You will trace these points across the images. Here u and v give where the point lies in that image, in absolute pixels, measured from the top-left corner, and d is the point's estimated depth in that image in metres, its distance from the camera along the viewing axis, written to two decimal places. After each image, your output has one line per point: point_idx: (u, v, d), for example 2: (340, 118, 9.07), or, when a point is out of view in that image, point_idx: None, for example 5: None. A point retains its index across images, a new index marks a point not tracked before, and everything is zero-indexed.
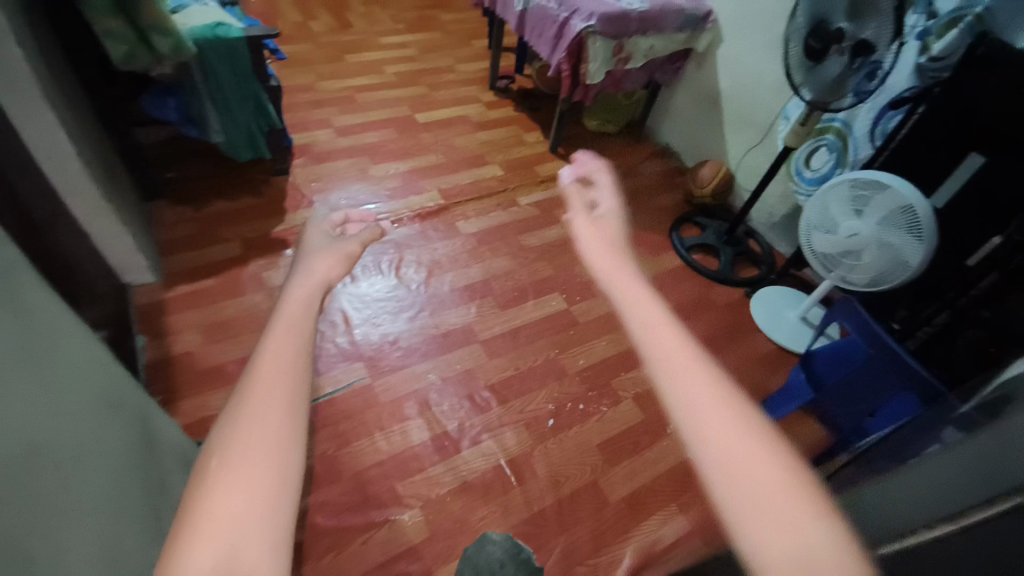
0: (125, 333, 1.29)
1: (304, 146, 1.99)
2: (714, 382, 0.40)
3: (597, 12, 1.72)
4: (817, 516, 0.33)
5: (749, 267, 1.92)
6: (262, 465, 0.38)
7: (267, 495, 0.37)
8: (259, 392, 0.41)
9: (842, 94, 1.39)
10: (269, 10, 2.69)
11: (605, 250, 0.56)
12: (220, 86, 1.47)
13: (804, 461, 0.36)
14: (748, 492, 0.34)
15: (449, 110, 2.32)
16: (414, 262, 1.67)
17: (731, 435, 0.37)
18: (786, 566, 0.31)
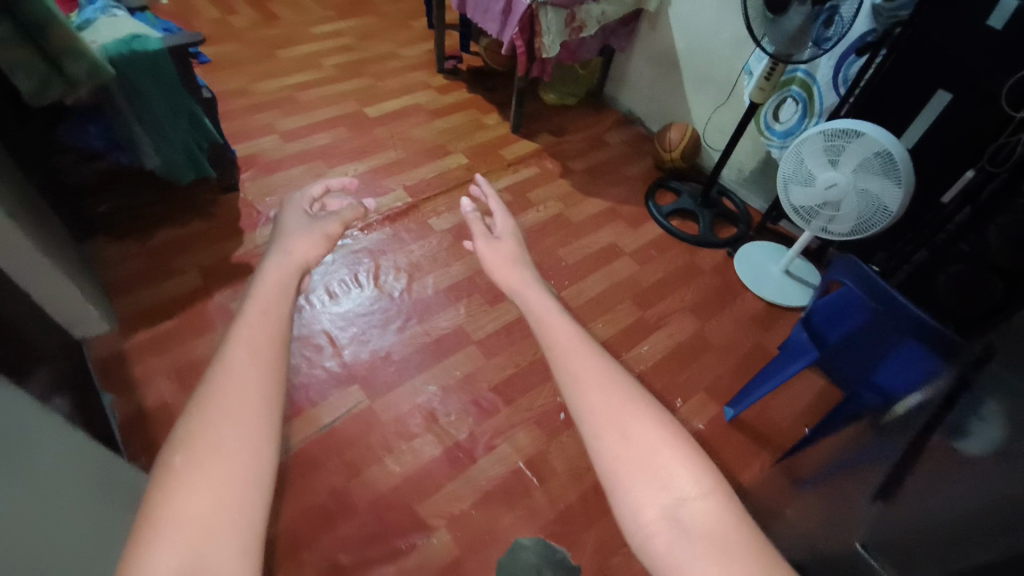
0: (88, 394, 1.16)
1: (250, 157, 1.84)
2: (609, 378, 0.58)
3: None
4: (675, 463, 0.50)
5: (728, 226, 1.92)
6: (231, 471, 0.44)
7: (232, 501, 0.43)
8: (227, 404, 0.47)
9: (805, 45, 1.36)
10: (181, 9, 2.45)
11: (506, 264, 0.82)
12: (147, 104, 1.31)
13: (682, 435, 0.53)
14: (626, 451, 0.51)
15: (400, 100, 2.20)
16: (392, 268, 1.59)
17: (619, 415, 0.54)
18: (648, 496, 0.49)
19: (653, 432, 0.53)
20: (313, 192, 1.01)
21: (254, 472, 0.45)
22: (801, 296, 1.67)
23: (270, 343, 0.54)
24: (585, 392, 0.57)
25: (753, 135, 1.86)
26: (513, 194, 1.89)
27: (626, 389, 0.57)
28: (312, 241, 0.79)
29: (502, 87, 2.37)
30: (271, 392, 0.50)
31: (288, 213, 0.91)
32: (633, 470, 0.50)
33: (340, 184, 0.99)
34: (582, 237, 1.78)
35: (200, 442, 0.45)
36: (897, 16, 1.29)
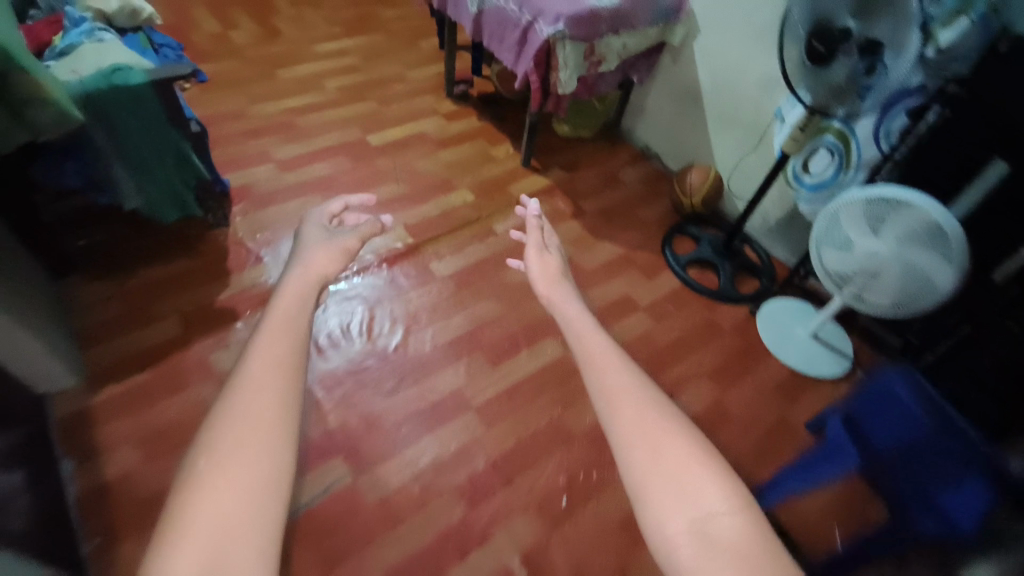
0: (46, 465, 1.07)
1: (243, 188, 1.74)
2: (637, 388, 0.56)
3: (564, 14, 1.52)
4: (708, 477, 0.47)
5: (748, 279, 1.81)
6: (250, 465, 0.42)
7: (250, 495, 0.41)
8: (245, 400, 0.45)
9: (853, 101, 1.22)
10: (185, 25, 2.40)
11: (550, 276, 0.92)
12: (128, 143, 1.20)
13: (698, 442, 0.50)
14: (654, 467, 0.48)
15: (405, 127, 2.11)
16: (388, 316, 1.48)
17: (646, 428, 0.51)
18: (677, 507, 0.45)
19: (682, 445, 0.50)
20: (331, 208, 0.97)
21: (269, 466, 0.43)
22: (828, 366, 1.57)
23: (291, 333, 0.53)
24: (619, 403, 0.54)
25: (780, 186, 1.75)
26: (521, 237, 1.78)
27: (649, 399, 0.54)
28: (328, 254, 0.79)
29: (513, 116, 2.27)
30: (289, 385, 0.48)
31: (307, 226, 0.90)
32: (653, 477, 0.47)
33: (365, 200, 0.99)
34: (593, 288, 1.68)
35: (223, 440, 0.43)
36: (951, 71, 1.20)
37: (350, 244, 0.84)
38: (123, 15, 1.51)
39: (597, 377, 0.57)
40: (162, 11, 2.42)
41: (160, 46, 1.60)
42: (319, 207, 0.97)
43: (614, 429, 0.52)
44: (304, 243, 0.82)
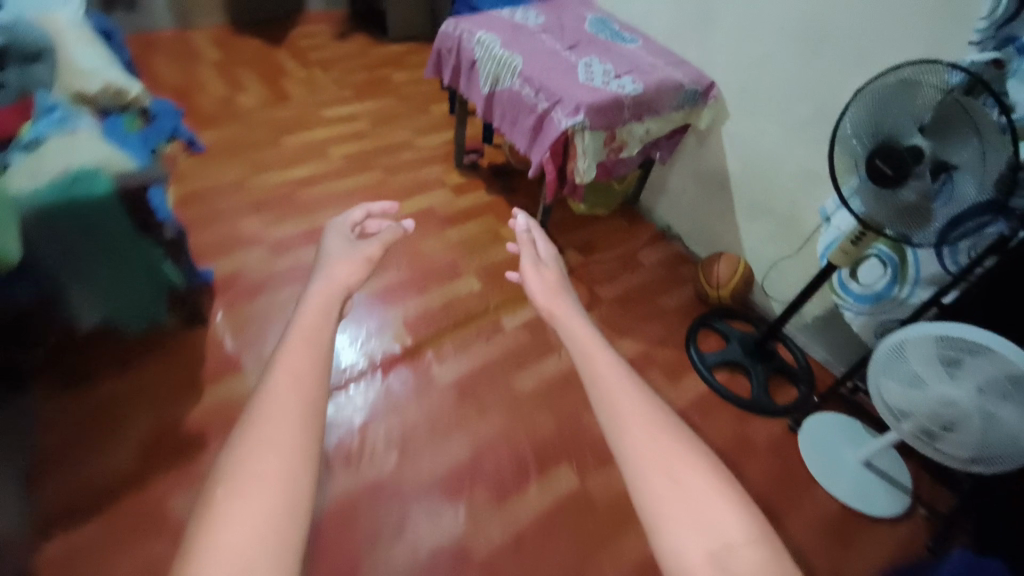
0: None
1: (230, 275, 1.59)
2: (650, 411, 0.54)
3: (586, 102, 1.42)
4: (730, 508, 0.46)
5: (784, 385, 1.63)
6: (270, 491, 0.40)
7: (270, 520, 0.39)
8: (264, 428, 0.44)
9: (926, 227, 1.05)
10: (187, 86, 2.32)
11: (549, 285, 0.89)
12: (94, 253, 1.08)
13: (715, 466, 0.49)
14: (673, 494, 0.47)
15: (411, 201, 1.98)
16: (380, 438, 1.33)
17: (665, 454, 0.49)
18: (694, 532, 0.45)
19: (706, 479, 0.48)
20: (353, 218, 0.91)
21: (287, 494, 0.41)
22: (886, 502, 1.40)
23: (312, 347, 0.53)
24: (630, 430, 0.51)
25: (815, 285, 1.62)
26: (532, 334, 1.63)
27: (661, 430, 0.52)
28: (351, 264, 0.76)
29: (526, 188, 2.14)
30: (310, 409, 0.47)
31: (329, 240, 0.84)
32: (674, 517, 0.46)
33: (388, 209, 0.95)
34: None
35: (250, 459, 0.42)
36: None
37: (372, 251, 0.79)
38: (106, 96, 1.42)
39: (603, 404, 0.55)
40: (166, 73, 2.36)
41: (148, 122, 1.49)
42: (339, 217, 0.93)
43: (628, 451, 0.51)
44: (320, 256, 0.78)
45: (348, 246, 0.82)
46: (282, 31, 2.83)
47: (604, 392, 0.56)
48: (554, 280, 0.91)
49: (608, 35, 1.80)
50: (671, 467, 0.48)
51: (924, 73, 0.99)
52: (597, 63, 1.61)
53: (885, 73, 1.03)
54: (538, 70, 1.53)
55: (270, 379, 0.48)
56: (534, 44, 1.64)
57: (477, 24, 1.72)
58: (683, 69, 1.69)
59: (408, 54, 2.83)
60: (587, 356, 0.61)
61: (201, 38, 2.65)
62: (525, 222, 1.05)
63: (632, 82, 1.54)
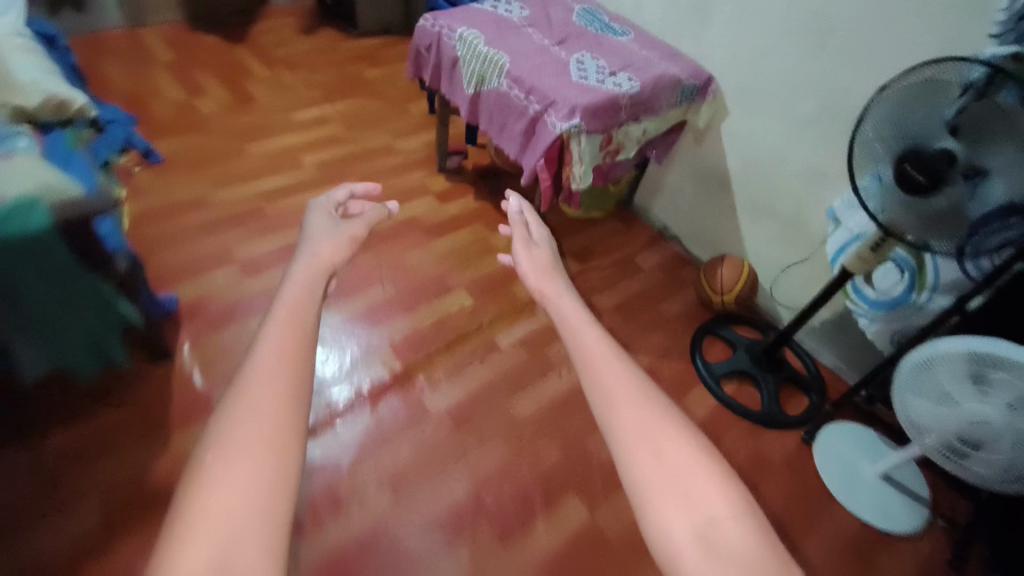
0: None
1: (196, 303, 1.46)
2: (636, 383, 0.49)
3: (581, 104, 1.31)
4: (715, 483, 0.42)
5: (794, 396, 1.57)
6: (258, 453, 0.37)
7: (257, 489, 0.35)
8: (242, 397, 0.39)
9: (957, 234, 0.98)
10: (139, 91, 2.14)
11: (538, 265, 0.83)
12: (33, 296, 0.93)
13: (699, 439, 0.45)
14: (657, 468, 0.43)
15: (393, 211, 1.85)
16: (373, 479, 1.22)
17: (650, 425, 0.45)
18: (678, 504, 0.41)
19: (690, 452, 0.44)
20: (334, 198, 0.86)
21: (272, 487, 0.36)
22: (907, 518, 1.35)
23: (299, 314, 0.49)
24: (618, 405, 0.47)
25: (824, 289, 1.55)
26: (530, 352, 1.53)
27: (648, 404, 0.47)
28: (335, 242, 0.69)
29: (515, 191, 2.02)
30: (293, 394, 0.41)
31: (311, 218, 0.78)
32: (659, 489, 0.42)
33: (371, 190, 0.89)
34: None
35: (232, 426, 0.38)
36: None
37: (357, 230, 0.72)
38: (46, 109, 1.28)
39: (592, 379, 0.50)
40: (118, 77, 2.17)
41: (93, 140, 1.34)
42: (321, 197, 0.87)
43: (607, 418, 0.47)
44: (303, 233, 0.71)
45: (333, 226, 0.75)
46: (243, 27, 2.64)
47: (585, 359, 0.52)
48: (545, 263, 0.84)
49: (597, 27, 1.68)
50: (657, 440, 0.44)
51: (945, 71, 0.91)
52: (589, 60, 1.50)
53: (903, 75, 0.95)
54: (528, 71, 1.42)
55: (250, 359, 0.43)
56: (520, 40, 1.52)
57: (457, 19, 1.59)
58: (680, 63, 1.58)
59: (380, 48, 2.67)
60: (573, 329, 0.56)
61: (154, 37, 2.46)
62: (519, 205, 0.97)
63: (628, 80, 1.44)
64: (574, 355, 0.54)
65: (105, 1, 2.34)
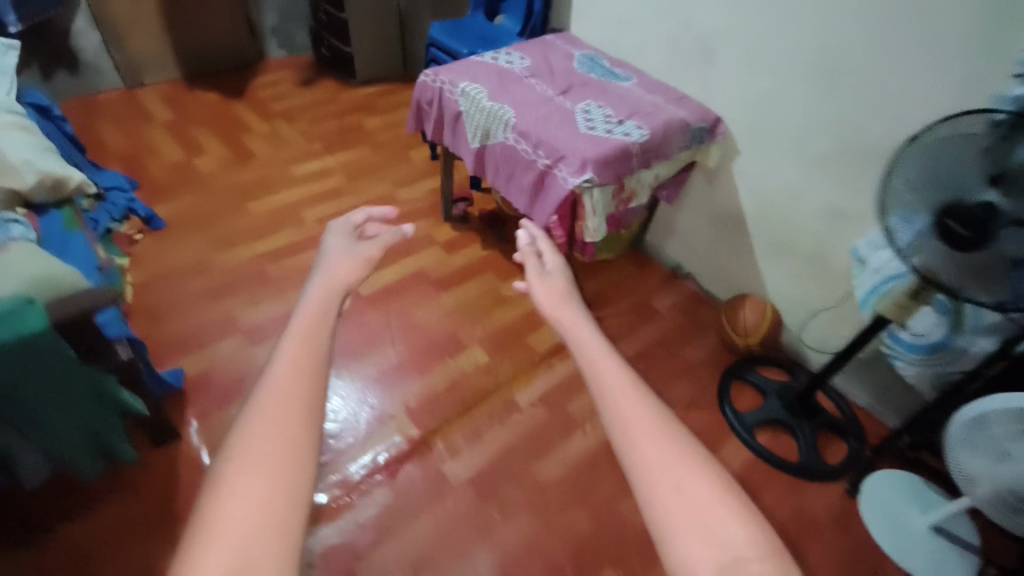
0: None
1: (202, 376, 1.42)
2: (650, 413, 0.49)
3: (592, 157, 1.28)
4: (734, 519, 0.42)
5: (828, 440, 1.50)
6: (274, 470, 0.40)
7: (275, 504, 0.38)
8: (260, 416, 0.43)
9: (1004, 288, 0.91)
10: (139, 153, 2.13)
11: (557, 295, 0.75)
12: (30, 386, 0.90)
13: (719, 473, 0.45)
14: (675, 501, 0.43)
15: (401, 265, 1.81)
16: (394, 564, 1.15)
17: (669, 460, 0.45)
18: (696, 540, 0.41)
19: (708, 483, 0.44)
20: (350, 221, 0.77)
21: (287, 493, 0.39)
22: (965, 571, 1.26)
23: (313, 337, 0.51)
24: (637, 438, 0.47)
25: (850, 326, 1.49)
26: (551, 408, 1.47)
27: (668, 435, 0.47)
28: (351, 261, 0.67)
29: None
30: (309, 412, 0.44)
31: (328, 237, 0.76)
32: (676, 524, 0.42)
33: (390, 214, 0.77)
34: None
35: (250, 447, 0.41)
36: None
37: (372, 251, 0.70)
38: (42, 189, 1.27)
39: (610, 410, 0.50)
40: (119, 141, 2.17)
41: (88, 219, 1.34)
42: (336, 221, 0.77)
43: (623, 448, 0.47)
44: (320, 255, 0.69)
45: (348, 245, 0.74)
46: (241, 82, 2.65)
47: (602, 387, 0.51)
48: (566, 284, 0.79)
49: (599, 73, 1.67)
50: (674, 474, 0.44)
51: (975, 126, 0.91)
52: (596, 109, 1.48)
53: (935, 127, 0.93)
54: (534, 123, 1.39)
55: (269, 378, 0.46)
56: (524, 92, 1.50)
57: (458, 73, 1.56)
58: (686, 106, 1.56)
59: (379, 97, 2.68)
60: (586, 354, 0.56)
61: (154, 97, 2.46)
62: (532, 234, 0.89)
63: (638, 127, 1.42)
64: (591, 380, 0.54)
65: (104, 65, 2.39)
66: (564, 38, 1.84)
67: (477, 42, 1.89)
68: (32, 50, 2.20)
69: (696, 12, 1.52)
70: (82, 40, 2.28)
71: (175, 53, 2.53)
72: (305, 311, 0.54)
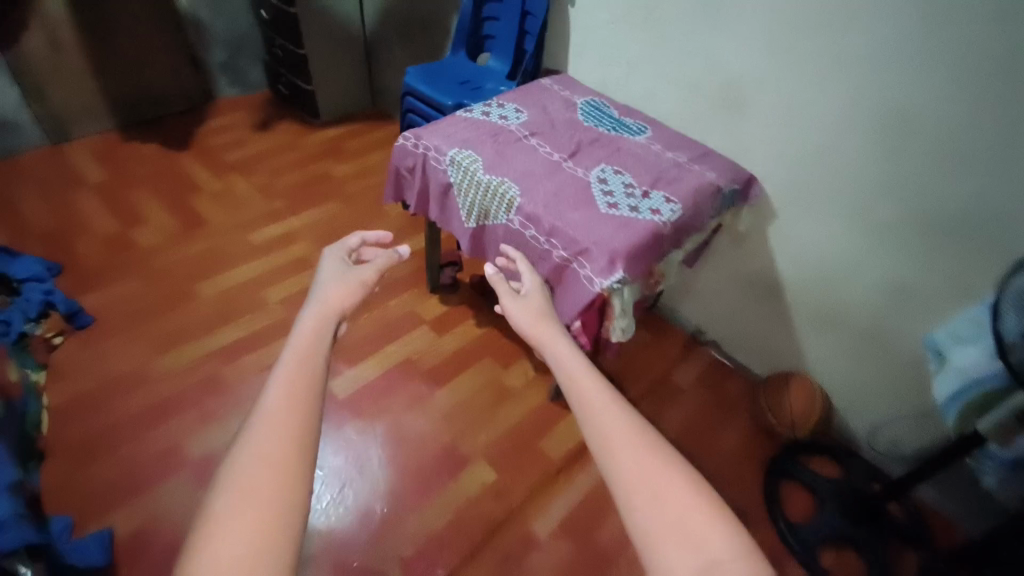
0: None
1: (140, 535, 1.16)
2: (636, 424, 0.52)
3: (621, 250, 1.05)
4: (712, 530, 0.45)
5: (897, 553, 1.28)
6: (257, 502, 0.43)
7: (265, 530, 0.42)
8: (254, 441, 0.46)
9: None
10: (68, 228, 1.83)
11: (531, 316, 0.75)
12: None
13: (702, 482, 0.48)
14: (649, 507, 0.47)
15: (383, 354, 1.55)
16: None
17: (651, 470, 0.49)
18: (674, 550, 0.44)
19: (685, 492, 0.47)
20: (343, 251, 0.81)
21: (274, 529, 0.42)
22: None
23: (307, 363, 0.54)
24: (619, 455, 0.49)
25: (915, 415, 1.30)
26: (577, 537, 1.23)
27: (646, 443, 0.51)
28: (345, 287, 0.69)
29: None
30: (302, 442, 0.47)
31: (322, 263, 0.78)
32: (658, 531, 0.45)
33: (384, 239, 0.85)
34: None
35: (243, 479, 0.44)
36: None
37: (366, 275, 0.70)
38: None
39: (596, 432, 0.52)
40: (44, 216, 1.87)
41: None
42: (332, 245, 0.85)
43: (603, 457, 0.50)
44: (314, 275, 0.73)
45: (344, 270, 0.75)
46: (188, 129, 2.34)
47: (580, 401, 0.55)
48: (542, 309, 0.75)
49: (610, 126, 1.43)
50: (655, 483, 0.48)
51: None
52: (614, 177, 1.24)
53: None
54: (543, 205, 1.14)
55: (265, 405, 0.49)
56: (528, 159, 1.26)
57: (447, 136, 1.32)
58: (712, 165, 1.33)
59: (348, 138, 2.40)
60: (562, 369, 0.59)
61: (86, 153, 2.15)
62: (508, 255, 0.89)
63: (666, 201, 1.19)
64: (569, 392, 0.57)
65: (23, 120, 2.06)
66: (560, 81, 1.60)
67: (461, 90, 1.64)
68: None
69: (722, 53, 1.30)
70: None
71: (109, 100, 2.21)
72: (301, 334, 0.57)
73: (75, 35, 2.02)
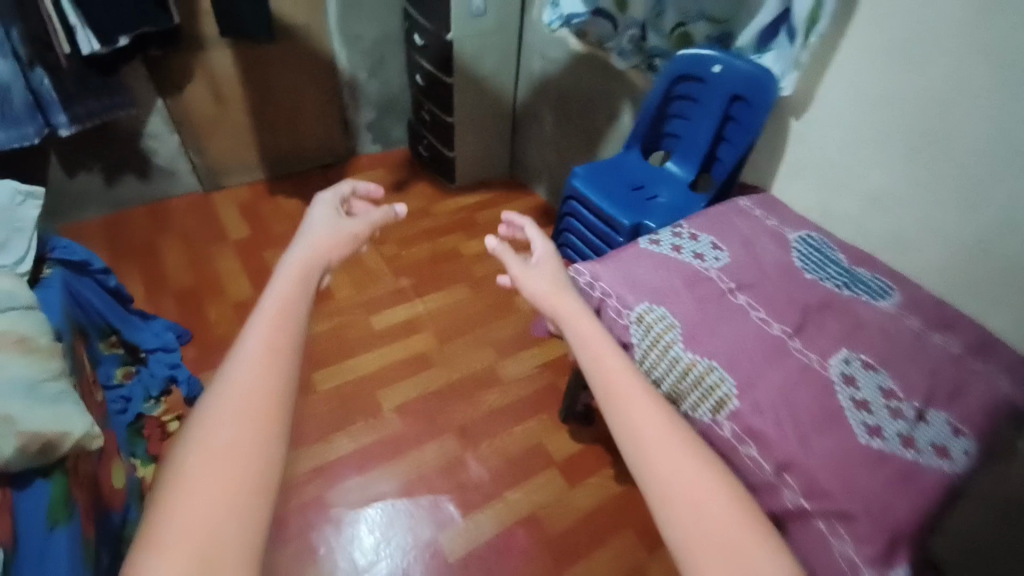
0: None
1: None
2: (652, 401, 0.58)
3: (909, 525, 0.71)
4: (735, 514, 0.49)
5: None
6: (237, 453, 0.47)
7: (244, 477, 0.46)
8: (227, 392, 0.51)
9: None
10: (205, 287, 1.83)
11: (545, 284, 0.79)
12: None
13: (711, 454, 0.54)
14: (661, 471, 0.52)
15: (505, 507, 1.33)
16: None
17: (670, 445, 0.53)
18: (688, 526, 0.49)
19: (691, 459, 0.52)
20: (339, 195, 0.92)
21: (252, 469, 0.47)
22: None
23: (288, 313, 0.59)
24: (642, 439, 0.54)
25: None
26: None
27: (660, 411, 0.57)
28: (329, 235, 0.77)
29: None
30: (280, 390, 0.52)
31: (316, 209, 0.86)
32: (670, 496, 0.50)
33: (372, 192, 0.96)
34: None
35: (214, 436, 0.48)
36: None
37: (357, 229, 0.80)
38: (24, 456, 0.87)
39: (612, 407, 0.58)
40: (184, 271, 1.89)
41: (73, 504, 0.93)
42: (325, 193, 0.93)
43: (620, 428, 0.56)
44: (304, 224, 0.80)
45: (334, 218, 0.83)
46: (326, 184, 2.32)
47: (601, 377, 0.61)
48: (554, 278, 0.82)
49: (841, 282, 1.08)
50: (673, 470, 0.52)
51: None
52: (865, 376, 0.89)
53: None
54: (772, 420, 0.83)
55: (242, 350, 0.54)
56: (739, 332, 0.95)
57: (634, 282, 1.05)
58: (1000, 366, 0.94)
59: (482, 210, 2.24)
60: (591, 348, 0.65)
61: (230, 203, 2.18)
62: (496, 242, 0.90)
63: (950, 431, 0.83)
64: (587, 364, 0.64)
65: (180, 169, 2.13)
66: (762, 203, 1.28)
67: (630, 200, 1.38)
68: (96, 153, 1.95)
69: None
70: (159, 143, 2.03)
71: (260, 153, 2.24)
72: (285, 283, 0.63)
73: (237, 90, 2.06)
